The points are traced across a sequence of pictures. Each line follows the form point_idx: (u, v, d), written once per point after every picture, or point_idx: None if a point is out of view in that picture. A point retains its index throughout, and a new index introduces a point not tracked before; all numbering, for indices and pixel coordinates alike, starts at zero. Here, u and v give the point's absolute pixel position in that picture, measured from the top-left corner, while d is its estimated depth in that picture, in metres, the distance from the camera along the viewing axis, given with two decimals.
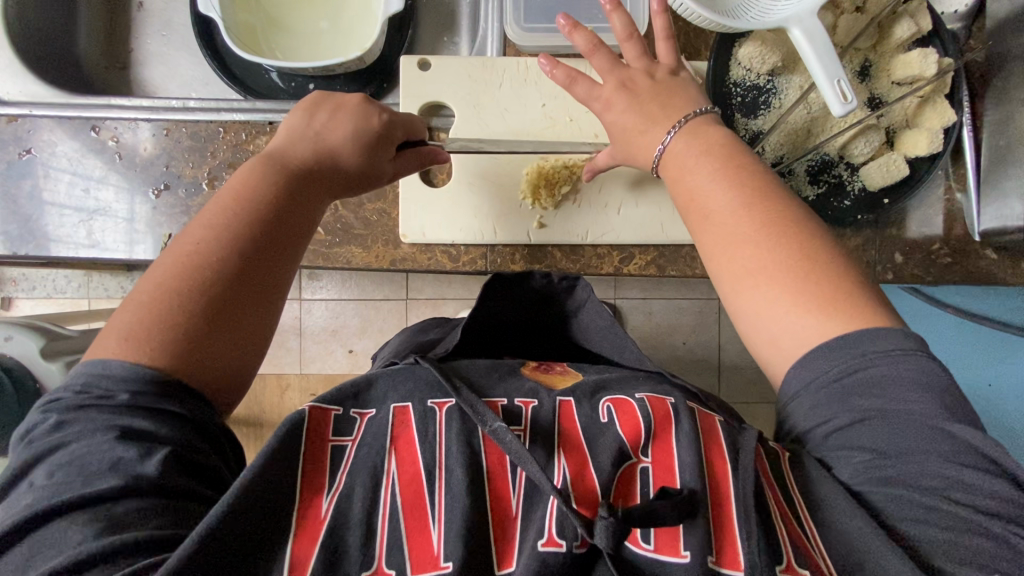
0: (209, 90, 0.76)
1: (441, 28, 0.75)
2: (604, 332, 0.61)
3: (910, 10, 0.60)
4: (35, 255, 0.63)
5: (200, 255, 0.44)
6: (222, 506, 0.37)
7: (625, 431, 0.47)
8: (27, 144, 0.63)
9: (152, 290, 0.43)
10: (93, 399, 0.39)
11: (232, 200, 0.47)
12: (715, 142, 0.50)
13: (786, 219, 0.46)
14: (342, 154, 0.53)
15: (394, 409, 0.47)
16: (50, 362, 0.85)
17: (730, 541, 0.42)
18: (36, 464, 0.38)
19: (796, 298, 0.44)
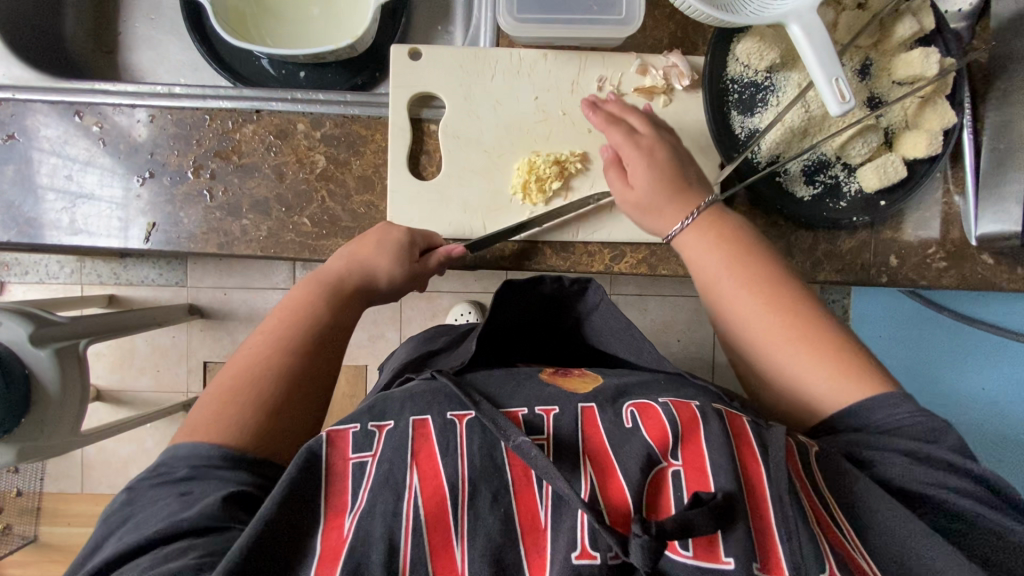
0: (198, 76, 0.75)
1: (435, 17, 0.74)
2: (620, 333, 0.61)
3: (913, 8, 0.58)
4: (18, 241, 0.62)
5: (272, 354, 0.52)
6: (257, 524, 0.40)
7: (652, 437, 0.47)
8: (10, 128, 0.62)
9: (230, 381, 0.50)
10: (156, 484, 0.45)
11: (283, 322, 0.54)
12: (727, 228, 0.55)
13: (795, 296, 0.53)
14: (375, 269, 0.57)
15: (413, 422, 0.47)
16: (39, 348, 0.84)
17: (773, 548, 0.41)
18: (105, 540, 0.43)
19: (825, 366, 0.50)
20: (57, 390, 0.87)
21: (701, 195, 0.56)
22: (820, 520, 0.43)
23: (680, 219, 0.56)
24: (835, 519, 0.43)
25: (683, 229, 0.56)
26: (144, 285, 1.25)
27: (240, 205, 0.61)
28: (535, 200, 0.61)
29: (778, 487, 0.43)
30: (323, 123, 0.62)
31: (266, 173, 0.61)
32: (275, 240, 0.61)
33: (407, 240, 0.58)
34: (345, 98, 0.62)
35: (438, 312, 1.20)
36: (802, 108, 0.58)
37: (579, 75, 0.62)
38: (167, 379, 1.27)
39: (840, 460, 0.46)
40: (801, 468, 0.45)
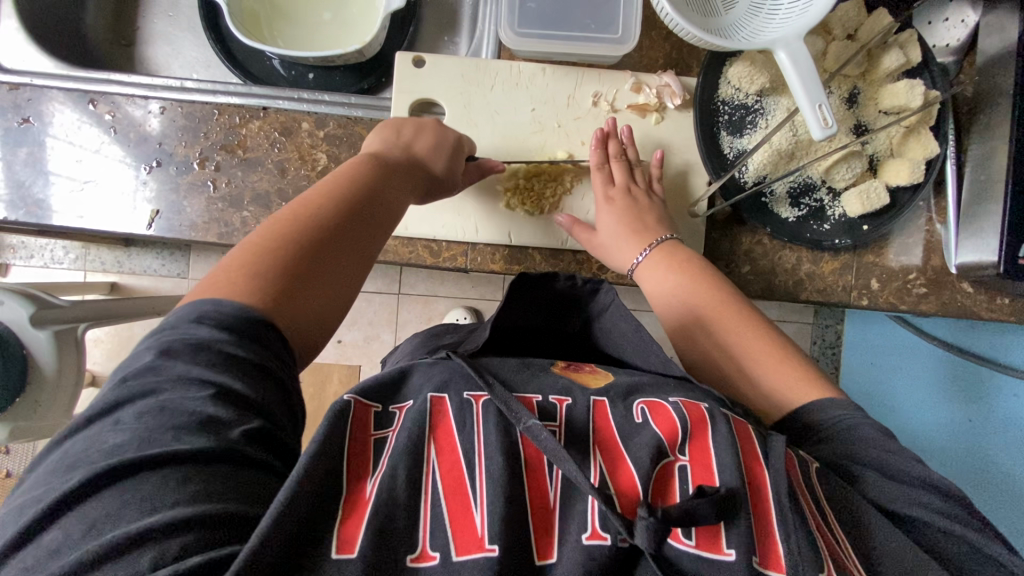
0: (210, 73, 0.78)
1: (442, 27, 0.76)
2: (627, 335, 0.57)
3: (900, 41, 0.61)
4: (25, 221, 0.64)
5: (310, 218, 0.47)
6: (292, 481, 0.35)
7: (662, 430, 0.45)
8: (26, 112, 0.64)
9: (259, 247, 0.44)
10: (189, 343, 0.37)
11: (331, 191, 0.50)
12: (681, 257, 0.60)
13: (747, 316, 0.56)
14: (430, 163, 0.57)
15: (430, 399, 0.46)
16: (37, 329, 0.86)
17: (773, 541, 0.40)
18: (123, 404, 0.35)
19: (786, 368, 0.53)
20: (53, 371, 0.88)
21: (659, 233, 0.62)
22: (820, 528, 0.41)
23: (636, 254, 0.61)
24: (831, 527, 0.42)
25: (640, 262, 0.61)
26: (146, 273, 1.28)
27: (241, 197, 0.63)
28: (538, 206, 0.64)
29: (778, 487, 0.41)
30: (327, 123, 0.64)
31: (268, 168, 0.63)
32: None
33: (455, 141, 0.60)
34: (350, 101, 0.66)
35: (433, 316, 1.22)
36: (789, 131, 0.60)
37: (576, 90, 0.64)
38: None
39: (835, 478, 0.45)
40: (800, 476, 0.44)
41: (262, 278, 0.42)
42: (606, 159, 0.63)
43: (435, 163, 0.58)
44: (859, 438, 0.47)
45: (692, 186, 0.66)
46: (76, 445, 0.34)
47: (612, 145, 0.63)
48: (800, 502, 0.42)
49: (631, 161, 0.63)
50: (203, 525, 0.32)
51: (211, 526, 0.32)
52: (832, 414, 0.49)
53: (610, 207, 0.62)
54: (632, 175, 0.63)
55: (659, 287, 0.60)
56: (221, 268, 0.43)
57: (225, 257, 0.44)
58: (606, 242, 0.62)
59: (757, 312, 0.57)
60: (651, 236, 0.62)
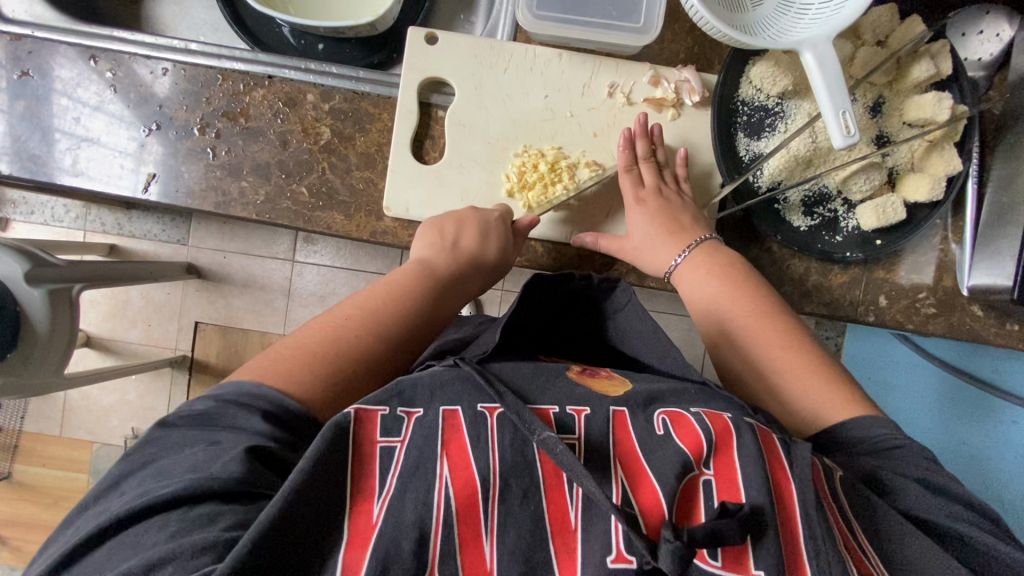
0: (217, 37, 0.75)
1: (459, 6, 0.74)
2: (644, 336, 0.56)
3: (931, 51, 0.58)
4: (19, 177, 0.62)
5: (338, 322, 0.51)
6: (275, 506, 0.36)
7: (686, 444, 0.44)
8: (25, 65, 0.62)
9: (295, 343, 0.49)
10: (190, 420, 0.42)
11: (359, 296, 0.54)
12: (722, 260, 0.58)
13: (783, 324, 0.55)
14: (474, 252, 0.58)
15: (443, 412, 0.44)
16: (32, 287, 0.85)
17: (800, 557, 0.40)
18: (128, 476, 0.39)
19: (826, 388, 0.52)
20: (46, 329, 0.87)
21: (696, 233, 0.60)
22: (848, 544, 0.41)
23: (673, 256, 0.59)
24: (858, 539, 0.41)
25: (678, 264, 0.59)
26: (146, 239, 1.27)
27: (241, 166, 0.61)
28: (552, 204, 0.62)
29: (805, 502, 0.41)
30: (333, 96, 0.62)
31: (271, 138, 0.61)
32: (271, 206, 0.61)
33: (496, 219, 0.59)
34: (358, 74, 0.63)
35: None
36: (809, 138, 0.58)
37: (591, 79, 0.62)
38: (157, 334, 1.29)
39: (863, 492, 0.44)
40: (827, 489, 0.43)
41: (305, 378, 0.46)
42: (634, 160, 0.61)
43: (479, 259, 0.58)
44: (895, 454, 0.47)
45: (707, 185, 0.64)
46: (85, 521, 0.38)
47: (641, 146, 0.61)
48: (830, 523, 0.41)
49: (658, 165, 0.61)
50: (181, 557, 0.34)
51: (188, 558, 0.34)
52: (868, 429, 0.48)
53: (645, 207, 0.60)
54: (661, 181, 0.61)
55: (698, 291, 0.58)
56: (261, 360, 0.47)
57: (266, 350, 0.48)
58: (619, 241, 0.61)
59: (795, 323, 0.56)
60: (688, 238, 0.60)
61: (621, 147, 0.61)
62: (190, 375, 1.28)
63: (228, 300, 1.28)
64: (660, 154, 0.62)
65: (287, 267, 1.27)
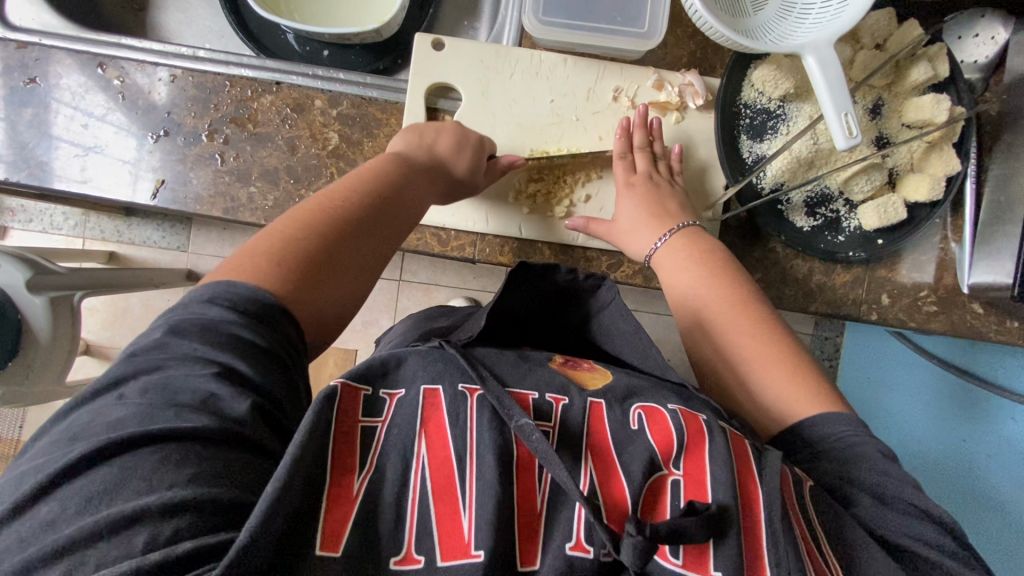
0: (222, 44, 0.76)
1: (462, 12, 0.74)
2: (627, 335, 0.57)
3: (929, 54, 0.59)
4: (27, 183, 0.62)
5: (341, 210, 0.48)
6: (287, 465, 0.35)
7: (657, 441, 0.45)
8: (33, 72, 0.63)
9: (292, 229, 0.46)
10: (195, 319, 0.39)
11: (354, 184, 0.51)
12: (703, 249, 0.59)
13: (760, 317, 0.55)
14: (455, 163, 0.57)
15: (423, 391, 0.45)
16: (33, 295, 0.85)
17: (759, 561, 0.41)
18: (127, 380, 0.37)
19: (792, 380, 0.52)
20: (47, 336, 0.87)
21: (682, 219, 0.61)
22: (808, 546, 0.41)
23: (654, 240, 0.60)
24: (821, 548, 0.41)
25: (658, 248, 0.60)
26: (146, 245, 1.27)
27: (249, 172, 0.62)
28: (558, 206, 0.63)
29: (770, 508, 0.41)
30: (341, 102, 0.62)
31: (279, 144, 0.62)
32: (280, 211, 0.61)
33: (478, 140, 0.59)
34: (365, 80, 0.64)
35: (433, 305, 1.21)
36: (811, 139, 0.59)
37: (595, 84, 0.63)
38: None
39: (829, 500, 0.45)
40: (794, 495, 0.43)
41: (285, 261, 0.44)
42: (630, 148, 0.62)
43: (456, 167, 0.57)
44: (855, 458, 0.47)
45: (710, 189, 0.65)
46: (80, 417, 0.35)
47: (639, 135, 0.62)
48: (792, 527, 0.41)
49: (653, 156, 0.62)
50: (201, 510, 0.32)
51: (204, 512, 0.32)
52: (832, 427, 0.49)
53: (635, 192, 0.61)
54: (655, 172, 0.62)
55: (679, 276, 0.58)
56: (248, 250, 0.44)
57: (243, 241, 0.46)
58: (620, 236, 0.61)
59: (773, 317, 0.56)
60: (671, 223, 0.60)
61: (620, 134, 0.62)
62: None
63: None
64: (659, 147, 0.63)
65: None
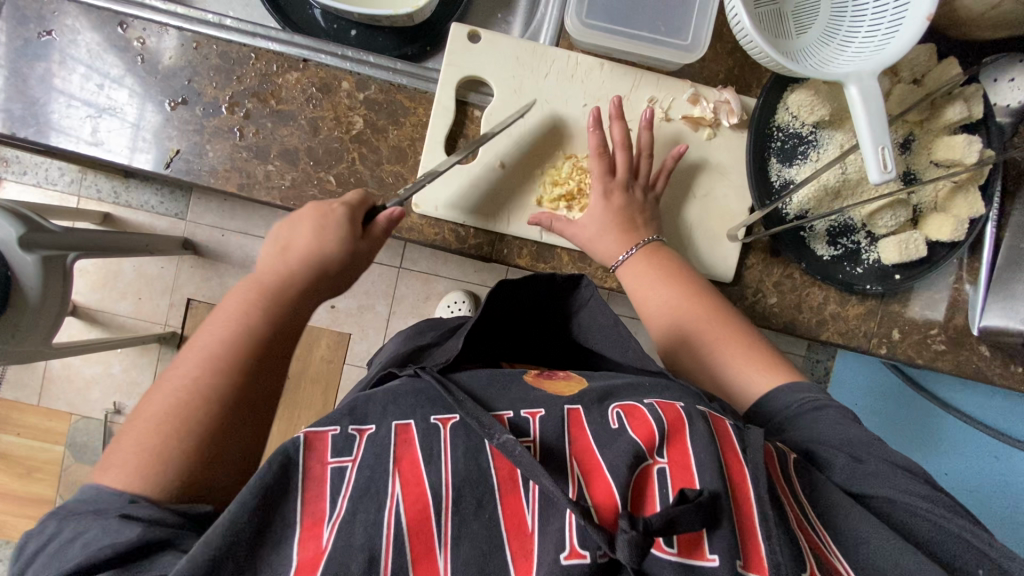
0: (246, 13, 0.73)
1: (497, 4, 0.73)
2: (605, 331, 0.57)
3: (965, 94, 0.59)
4: (35, 140, 0.60)
5: (209, 380, 0.47)
6: (210, 542, 0.37)
7: (639, 435, 0.45)
8: (49, 25, 0.60)
9: (163, 412, 0.45)
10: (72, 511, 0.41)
11: (229, 338, 0.49)
12: (659, 256, 0.59)
13: (718, 308, 0.57)
14: (317, 255, 0.53)
15: (395, 427, 0.46)
16: (25, 252, 0.81)
17: (755, 541, 0.40)
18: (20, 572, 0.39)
19: (754, 360, 0.55)
20: (37, 297, 0.85)
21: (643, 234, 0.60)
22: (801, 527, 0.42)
23: (621, 254, 0.59)
24: (812, 523, 0.43)
25: (623, 263, 0.59)
26: (143, 210, 1.23)
27: (268, 150, 0.60)
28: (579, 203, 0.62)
29: (765, 511, 0.41)
30: (369, 86, 0.60)
31: (301, 123, 0.60)
32: (297, 193, 0.60)
33: (349, 214, 0.54)
34: (395, 66, 0.62)
35: (432, 296, 1.20)
36: (840, 169, 0.59)
37: (631, 92, 0.62)
38: (147, 308, 1.26)
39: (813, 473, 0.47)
40: (780, 472, 0.45)
41: (169, 456, 0.44)
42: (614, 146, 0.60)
43: (328, 262, 0.54)
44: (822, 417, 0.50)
45: (733, 210, 0.63)
46: None
47: (617, 129, 0.60)
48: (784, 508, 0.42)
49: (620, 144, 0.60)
50: None
51: None
52: (798, 395, 0.52)
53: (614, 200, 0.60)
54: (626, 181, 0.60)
55: (651, 291, 0.58)
56: (129, 450, 0.43)
57: (125, 424, 0.46)
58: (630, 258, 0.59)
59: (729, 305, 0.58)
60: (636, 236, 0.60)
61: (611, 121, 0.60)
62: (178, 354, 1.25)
63: (224, 278, 1.26)
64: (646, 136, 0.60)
65: None
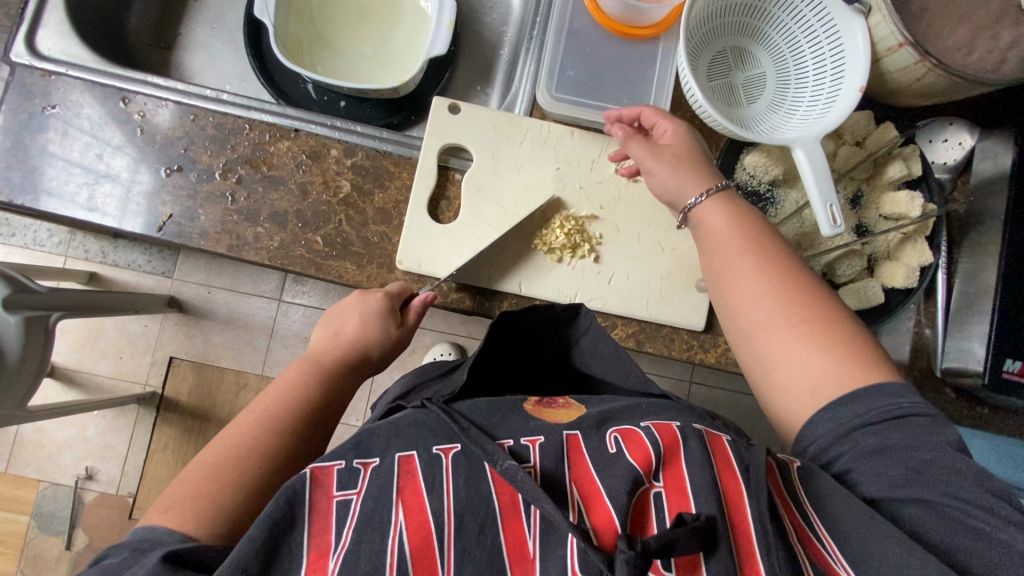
0: (242, 86, 0.79)
1: (476, 78, 0.79)
2: (608, 358, 0.58)
3: (903, 154, 0.65)
4: (30, 206, 0.62)
5: (259, 438, 0.51)
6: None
7: (635, 459, 0.46)
8: (55, 101, 0.64)
9: (219, 457, 0.50)
10: None
11: (285, 401, 0.55)
12: (738, 210, 0.56)
13: (800, 282, 0.52)
14: (368, 339, 0.60)
15: (398, 458, 0.46)
16: (8, 313, 0.81)
17: (753, 555, 0.41)
18: None
19: (827, 354, 0.48)
20: (15, 359, 0.84)
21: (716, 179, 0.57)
22: (801, 534, 0.42)
23: (694, 195, 0.57)
24: (811, 527, 0.43)
25: (698, 203, 0.56)
26: (130, 269, 1.25)
27: (258, 212, 0.63)
28: (584, 254, 0.65)
29: (764, 529, 0.41)
30: (356, 153, 0.65)
31: (291, 188, 0.63)
32: (285, 252, 0.62)
33: (390, 297, 0.61)
34: (382, 135, 0.66)
35: (417, 348, 1.21)
36: (798, 223, 0.64)
37: (599, 156, 0.66)
38: (128, 368, 1.24)
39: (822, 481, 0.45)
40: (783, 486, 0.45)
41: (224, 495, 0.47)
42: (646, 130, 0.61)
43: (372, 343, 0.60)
44: (890, 423, 0.45)
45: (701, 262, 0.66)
46: None
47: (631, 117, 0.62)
48: (782, 521, 0.43)
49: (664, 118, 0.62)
50: None
51: None
52: (875, 402, 0.46)
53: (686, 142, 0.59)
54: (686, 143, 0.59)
55: (723, 243, 0.55)
56: (184, 487, 0.47)
57: (181, 473, 0.49)
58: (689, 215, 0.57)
59: (811, 284, 0.52)
60: (711, 181, 0.57)
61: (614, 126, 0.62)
62: (157, 415, 1.23)
63: (207, 335, 1.26)
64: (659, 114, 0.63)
65: (273, 305, 1.27)
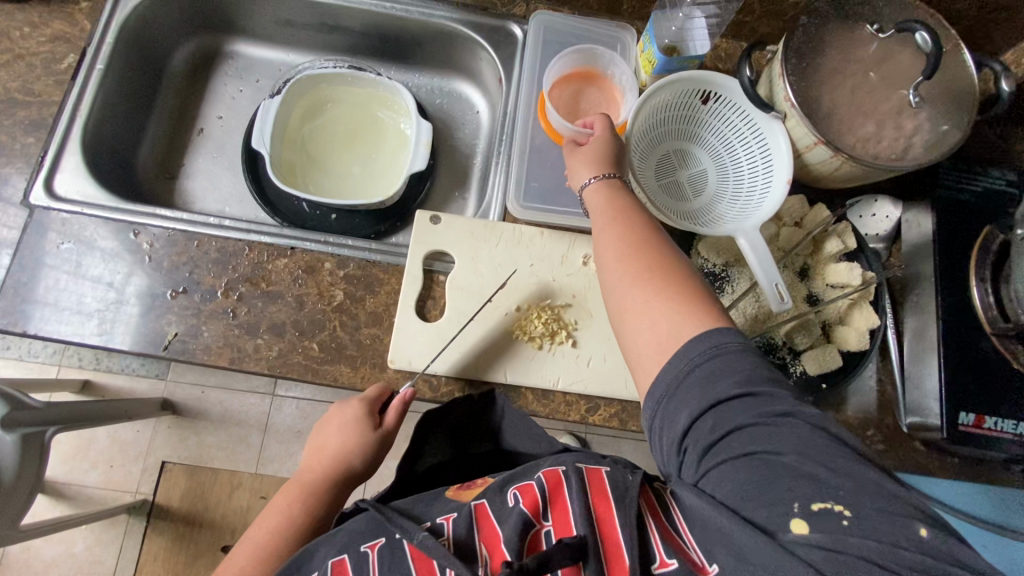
0: (240, 206, 0.87)
1: (453, 185, 0.89)
2: (522, 428, 0.65)
3: (839, 231, 0.72)
4: (43, 335, 0.66)
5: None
6: None
7: (525, 505, 0.51)
8: (70, 237, 0.70)
9: None
10: None
11: (274, 532, 0.59)
12: (620, 194, 0.62)
13: (660, 258, 0.56)
14: (348, 459, 0.64)
15: (331, 564, 0.53)
16: (5, 431, 0.82)
17: (624, 560, 0.46)
18: None
19: (674, 321, 0.52)
20: (11, 480, 0.84)
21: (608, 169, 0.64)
22: (666, 531, 0.47)
23: (587, 178, 0.64)
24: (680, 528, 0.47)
25: (588, 185, 0.63)
26: (123, 373, 1.26)
27: (258, 325, 0.68)
28: (563, 340, 0.70)
29: (630, 538, 0.46)
30: (348, 264, 0.71)
31: (289, 300, 0.69)
32: (283, 360, 0.67)
33: (362, 413, 0.64)
34: (371, 247, 0.73)
35: (410, 433, 1.22)
36: (754, 298, 0.71)
37: (569, 251, 0.73)
38: (118, 476, 1.23)
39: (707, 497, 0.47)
40: (657, 504, 0.50)
41: None
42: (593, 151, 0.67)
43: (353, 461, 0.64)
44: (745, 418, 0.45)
45: None
46: None
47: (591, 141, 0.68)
48: (650, 527, 0.47)
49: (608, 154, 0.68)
50: None
51: None
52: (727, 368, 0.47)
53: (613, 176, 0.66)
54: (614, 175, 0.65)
55: (600, 222, 0.61)
56: None
57: None
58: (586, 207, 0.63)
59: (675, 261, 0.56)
60: (603, 168, 0.63)
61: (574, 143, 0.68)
62: (147, 524, 1.20)
63: (201, 437, 1.26)
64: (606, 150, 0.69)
65: (266, 400, 1.29)
